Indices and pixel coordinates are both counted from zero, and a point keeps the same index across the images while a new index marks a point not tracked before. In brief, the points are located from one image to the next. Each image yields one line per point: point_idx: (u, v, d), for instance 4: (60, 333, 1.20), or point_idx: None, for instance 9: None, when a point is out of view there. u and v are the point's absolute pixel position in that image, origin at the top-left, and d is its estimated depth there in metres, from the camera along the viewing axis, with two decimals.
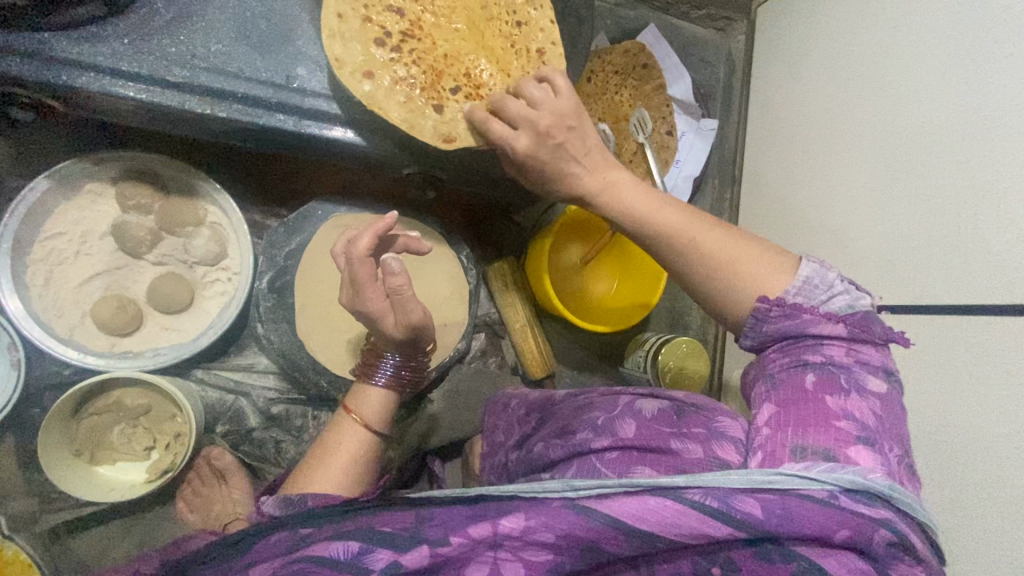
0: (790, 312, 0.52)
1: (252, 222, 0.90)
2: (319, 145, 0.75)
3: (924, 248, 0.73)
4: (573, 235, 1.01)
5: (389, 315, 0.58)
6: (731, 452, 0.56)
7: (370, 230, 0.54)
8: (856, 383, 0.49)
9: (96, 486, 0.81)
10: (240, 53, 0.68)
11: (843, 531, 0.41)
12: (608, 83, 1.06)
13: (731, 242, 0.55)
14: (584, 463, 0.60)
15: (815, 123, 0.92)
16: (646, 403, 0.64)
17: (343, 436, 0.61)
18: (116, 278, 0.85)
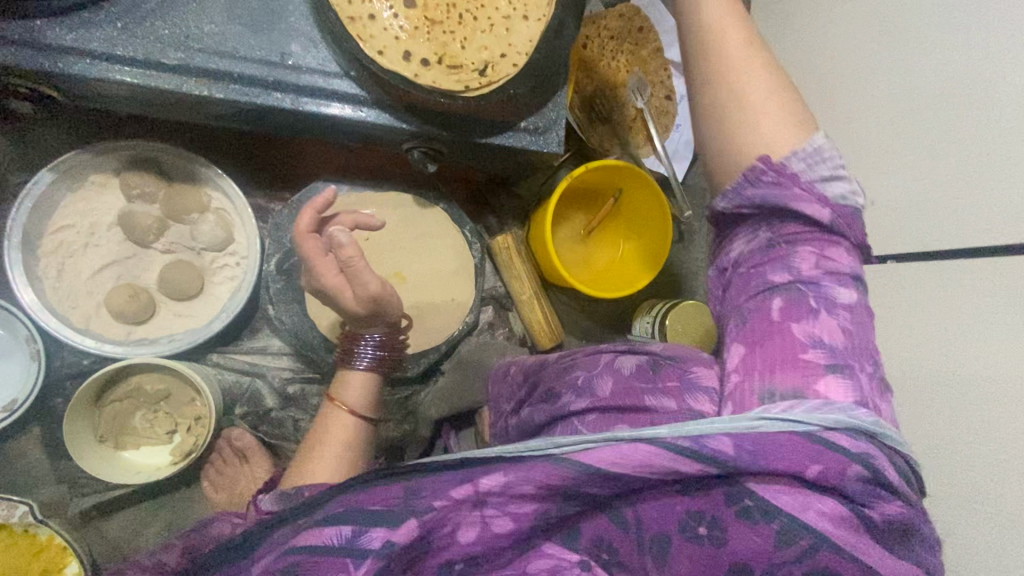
0: (784, 180, 0.56)
1: (257, 206, 0.90)
2: (318, 123, 0.75)
3: (954, 205, 0.70)
4: (573, 205, 1.02)
5: (347, 289, 0.64)
6: (706, 402, 0.57)
7: (309, 208, 0.63)
8: (826, 301, 0.53)
9: (122, 470, 0.83)
10: (233, 32, 0.68)
11: (815, 465, 0.44)
12: (604, 49, 1.05)
13: (775, 99, 0.58)
14: (566, 428, 0.61)
15: (821, 88, 0.89)
16: (626, 360, 0.64)
17: (331, 423, 0.67)
18: (126, 268, 0.86)
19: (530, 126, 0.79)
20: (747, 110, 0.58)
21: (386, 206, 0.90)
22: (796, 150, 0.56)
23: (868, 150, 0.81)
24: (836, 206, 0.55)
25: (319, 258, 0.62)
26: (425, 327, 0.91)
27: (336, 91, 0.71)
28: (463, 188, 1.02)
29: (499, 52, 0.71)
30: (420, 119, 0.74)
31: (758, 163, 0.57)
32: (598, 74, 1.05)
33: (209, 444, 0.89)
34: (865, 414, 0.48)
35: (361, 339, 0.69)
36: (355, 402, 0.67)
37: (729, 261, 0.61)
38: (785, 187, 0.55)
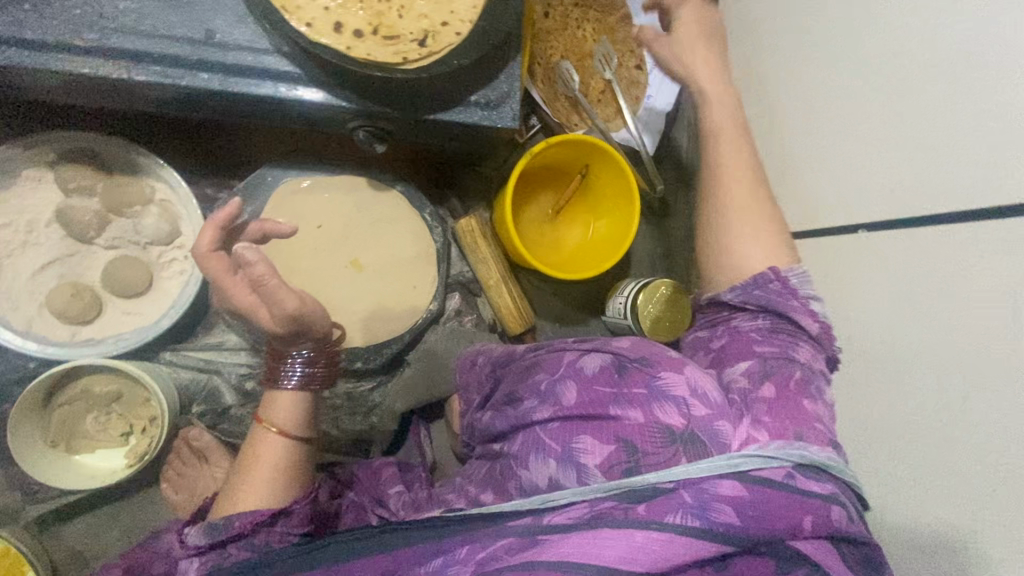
0: (786, 292, 0.63)
1: (204, 196, 0.87)
2: (254, 105, 0.70)
3: (922, 185, 0.60)
4: (541, 185, 0.98)
5: (259, 308, 0.65)
6: (672, 414, 0.55)
7: (208, 231, 0.66)
8: (817, 390, 0.59)
9: (74, 474, 0.81)
10: (150, 9, 0.63)
11: (809, 517, 0.49)
12: (568, 17, 1.00)
13: (769, 223, 0.67)
14: (527, 437, 0.60)
15: (797, 62, 0.79)
16: (589, 361, 0.62)
17: (262, 446, 0.71)
18: (69, 265, 0.82)
19: (481, 99, 0.74)
20: (755, 227, 0.67)
21: (339, 191, 0.86)
22: (794, 268, 0.64)
23: (838, 128, 0.71)
24: (819, 317, 0.62)
25: (225, 280, 0.64)
26: (387, 317, 0.89)
27: (269, 70, 0.66)
28: (424, 170, 0.97)
29: (440, 20, 0.66)
30: (361, 95, 0.70)
31: (768, 273, 0.64)
32: (562, 45, 1.00)
33: (167, 445, 0.86)
34: (841, 460, 0.54)
35: (287, 358, 0.71)
36: (283, 422, 0.71)
37: (722, 320, 0.66)
38: (784, 287, 0.63)
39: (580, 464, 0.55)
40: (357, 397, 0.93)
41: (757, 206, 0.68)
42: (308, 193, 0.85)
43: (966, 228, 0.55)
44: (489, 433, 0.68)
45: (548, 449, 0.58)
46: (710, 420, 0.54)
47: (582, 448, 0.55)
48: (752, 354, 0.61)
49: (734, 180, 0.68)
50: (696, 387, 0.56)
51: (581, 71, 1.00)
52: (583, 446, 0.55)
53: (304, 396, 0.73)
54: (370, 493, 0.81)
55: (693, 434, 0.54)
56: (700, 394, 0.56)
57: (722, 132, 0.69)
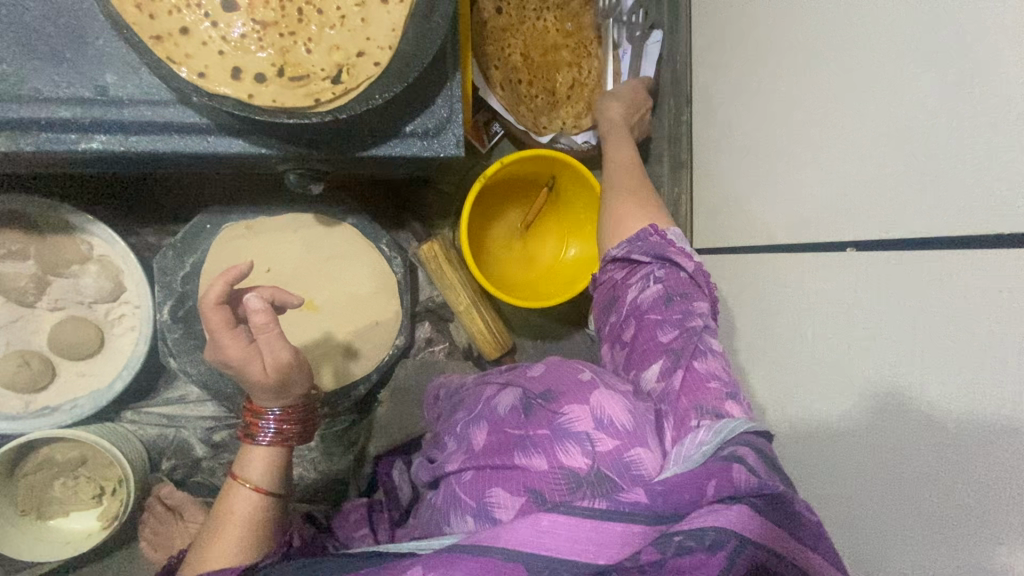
0: (664, 240, 0.68)
1: (146, 247, 0.82)
2: (167, 159, 0.64)
3: (900, 209, 0.54)
4: (508, 198, 0.90)
5: (254, 359, 0.64)
6: (576, 457, 0.49)
7: (220, 282, 0.62)
8: (707, 346, 0.60)
9: (47, 542, 0.79)
10: (29, 70, 0.56)
11: (712, 482, 0.45)
12: (524, 8, 0.89)
13: (644, 197, 0.76)
14: (444, 489, 0.54)
15: (785, 58, 0.71)
16: (503, 399, 0.57)
17: (234, 501, 0.69)
18: (14, 332, 0.78)
19: (419, 129, 0.67)
20: (644, 202, 0.74)
21: (285, 231, 0.81)
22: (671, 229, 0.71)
23: (823, 135, 0.64)
24: (695, 260, 0.67)
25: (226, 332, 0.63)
26: (351, 357, 0.84)
27: (172, 122, 0.60)
28: (380, 195, 0.91)
29: (355, 51, 0.58)
30: (280, 139, 0.63)
31: (650, 229, 0.70)
32: (523, 40, 0.90)
33: (140, 503, 0.84)
34: (725, 421, 0.52)
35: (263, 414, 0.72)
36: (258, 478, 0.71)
37: (629, 303, 0.67)
38: (663, 239, 0.68)
39: (493, 519, 0.48)
40: (328, 438, 0.90)
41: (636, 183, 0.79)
42: (252, 236, 0.80)
43: (951, 254, 0.48)
44: (419, 482, 0.62)
45: (463, 503, 0.51)
46: (621, 453, 0.50)
47: (494, 502, 0.49)
48: (662, 351, 0.60)
49: (620, 168, 0.81)
50: (601, 418, 0.51)
51: (546, 69, 0.91)
52: (496, 500, 0.49)
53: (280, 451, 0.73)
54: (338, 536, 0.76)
55: (601, 473, 0.49)
56: (604, 425, 0.51)
57: (611, 131, 0.85)
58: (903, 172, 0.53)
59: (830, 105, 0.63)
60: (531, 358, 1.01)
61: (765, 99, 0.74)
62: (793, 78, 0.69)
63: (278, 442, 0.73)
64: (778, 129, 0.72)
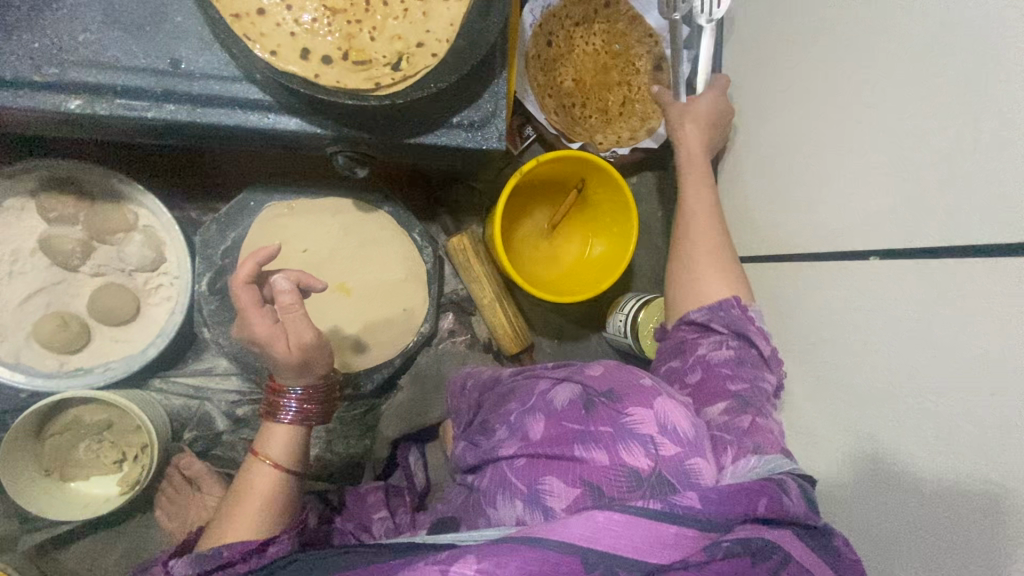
0: (746, 315, 0.69)
1: (188, 221, 0.85)
2: (226, 133, 0.67)
3: (906, 211, 0.57)
4: (537, 199, 0.94)
5: (279, 338, 0.64)
6: (639, 456, 0.51)
7: (252, 257, 0.65)
8: (768, 411, 0.63)
9: (69, 503, 0.81)
10: (111, 40, 0.60)
11: (763, 500, 0.49)
12: (574, 39, 0.94)
13: (719, 261, 0.75)
14: (494, 473, 0.57)
15: (794, 72, 0.75)
16: (560, 393, 0.59)
17: (256, 478, 0.70)
18: (55, 294, 0.81)
19: (464, 121, 0.70)
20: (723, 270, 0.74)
21: (324, 214, 0.84)
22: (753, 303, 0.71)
23: (832, 145, 0.67)
24: (770, 341, 0.68)
25: (254, 310, 0.63)
26: (377, 341, 0.87)
27: (238, 97, 0.63)
28: (415, 187, 0.94)
29: (415, 41, 0.62)
30: (334, 120, 0.66)
31: (732, 299, 0.70)
32: (574, 65, 0.95)
33: (159, 472, 0.85)
34: (773, 457, 0.56)
35: (285, 395, 0.70)
36: (277, 454, 0.70)
37: (695, 358, 0.68)
38: (744, 313, 0.69)
39: (545, 507, 0.51)
40: (348, 420, 0.92)
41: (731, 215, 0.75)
42: (292, 217, 0.83)
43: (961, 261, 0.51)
44: (459, 464, 0.64)
45: (514, 488, 0.54)
46: (682, 459, 0.51)
47: (548, 490, 0.52)
48: (728, 394, 0.63)
49: (703, 218, 0.79)
50: (665, 424, 0.53)
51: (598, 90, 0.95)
52: (549, 488, 0.52)
53: (301, 430, 0.72)
54: (355, 519, 0.78)
55: (661, 476, 0.51)
56: (668, 431, 0.53)
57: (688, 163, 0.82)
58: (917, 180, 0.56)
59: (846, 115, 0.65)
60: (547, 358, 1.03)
61: (780, 114, 0.77)
62: (805, 90, 0.72)
63: (297, 420, 0.72)
64: (794, 142, 0.75)
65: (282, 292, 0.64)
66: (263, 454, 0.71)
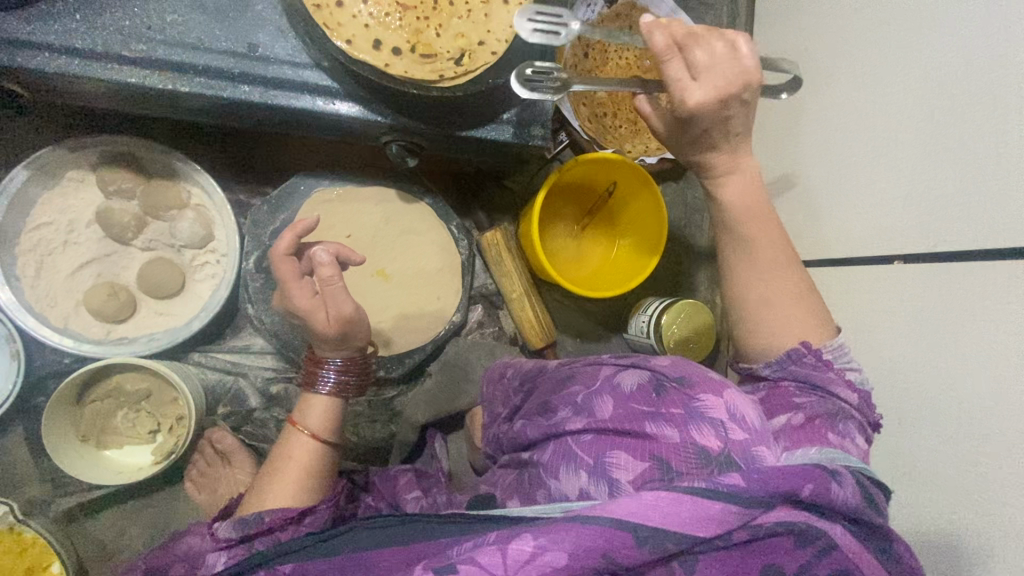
0: (819, 362, 0.60)
1: (237, 202, 0.89)
2: (291, 117, 0.72)
3: (958, 212, 0.63)
4: (568, 201, 0.98)
5: (320, 311, 0.67)
6: (711, 437, 0.52)
7: (290, 234, 0.67)
8: (853, 440, 0.55)
9: (105, 469, 0.83)
10: (196, 23, 0.65)
11: (809, 484, 0.47)
12: (607, 56, 0.99)
13: (786, 303, 0.63)
14: (557, 447, 0.59)
15: (832, 93, 0.81)
16: (627, 377, 0.60)
17: (293, 447, 0.71)
18: (106, 265, 0.84)
19: (514, 118, 0.75)
20: (788, 316, 0.62)
21: (369, 202, 0.88)
22: (826, 345, 0.61)
23: (876, 159, 0.73)
24: (856, 388, 0.59)
25: (294, 281, 0.65)
26: (410, 328, 0.90)
27: (307, 82, 0.68)
28: (451, 182, 0.99)
29: (477, 39, 0.67)
30: (395, 110, 0.71)
31: (801, 347, 0.60)
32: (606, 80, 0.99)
33: (192, 445, 0.88)
34: (829, 450, 0.52)
35: (323, 364, 0.73)
36: (316, 425, 0.71)
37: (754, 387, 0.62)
38: (817, 358, 0.59)
39: (611, 479, 0.53)
40: (375, 404, 0.94)
41: (780, 258, 0.63)
42: (338, 202, 0.87)
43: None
44: (517, 442, 0.66)
45: (580, 461, 0.56)
46: (750, 446, 0.52)
47: (614, 463, 0.54)
48: (793, 407, 0.57)
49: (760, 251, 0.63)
50: (735, 411, 0.53)
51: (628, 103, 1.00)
52: (616, 461, 0.54)
53: (338, 403, 0.74)
54: (386, 498, 0.80)
55: (731, 459, 0.51)
56: (738, 418, 0.53)
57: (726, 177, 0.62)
58: (949, 182, 0.64)
59: (881, 128, 0.73)
60: (569, 355, 1.06)
61: (817, 130, 0.84)
62: (844, 108, 0.79)
63: (335, 394, 0.74)
64: (830, 154, 0.81)
65: (322, 265, 0.66)
66: (301, 425, 0.73)
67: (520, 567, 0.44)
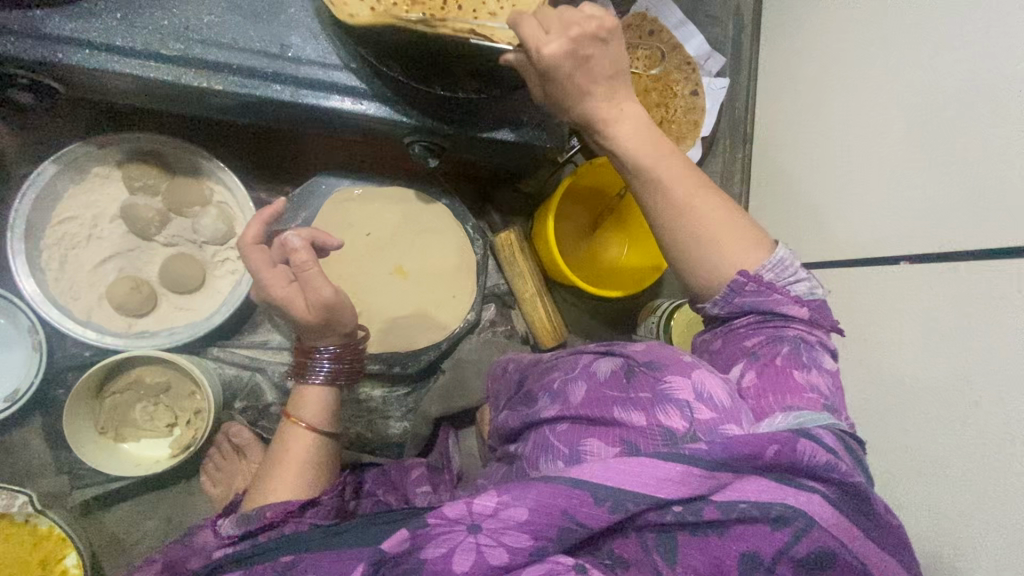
0: (763, 288, 0.59)
1: (258, 200, 0.91)
2: (319, 116, 0.74)
3: (947, 212, 0.67)
4: (577, 202, 1.00)
5: (298, 296, 0.68)
6: (676, 418, 0.52)
7: (255, 225, 0.69)
8: (816, 361, 0.56)
9: (122, 461, 0.83)
10: (231, 23, 0.67)
11: (773, 446, 0.47)
12: None
13: (716, 236, 0.60)
14: (536, 437, 0.60)
15: (831, 103, 0.87)
16: (602, 365, 0.61)
17: (290, 441, 0.72)
18: (129, 260, 0.85)
19: (532, 121, 0.77)
20: (719, 244, 0.60)
21: (388, 202, 0.90)
22: (766, 263, 0.59)
23: (871, 164, 0.78)
24: (804, 302, 0.59)
25: (264, 268, 0.67)
26: (425, 326, 0.91)
27: (337, 83, 0.70)
28: (466, 184, 1.01)
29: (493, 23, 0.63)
30: (421, 110, 0.73)
31: (740, 278, 0.59)
32: None
33: (208, 439, 0.89)
34: (806, 411, 0.52)
35: (313, 353, 0.74)
36: (311, 417, 0.72)
37: (714, 343, 0.62)
38: (761, 289, 0.59)
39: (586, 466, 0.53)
40: (390, 401, 0.96)
41: (703, 192, 0.60)
42: (358, 202, 0.88)
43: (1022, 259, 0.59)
44: (505, 432, 0.68)
45: (557, 450, 0.56)
46: (716, 424, 0.51)
47: (588, 451, 0.54)
48: (747, 354, 0.58)
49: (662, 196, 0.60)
50: (702, 391, 0.53)
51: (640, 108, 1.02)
52: (589, 449, 0.54)
53: (331, 391, 0.75)
54: (398, 491, 0.82)
55: (697, 436, 0.51)
56: (705, 397, 0.53)
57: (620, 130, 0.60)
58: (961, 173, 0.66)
59: (888, 127, 0.76)
60: None
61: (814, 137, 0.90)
62: (844, 116, 0.84)
63: (328, 382, 0.75)
64: (835, 154, 0.85)
65: (295, 250, 0.67)
66: (295, 417, 0.74)
67: (486, 519, 0.46)
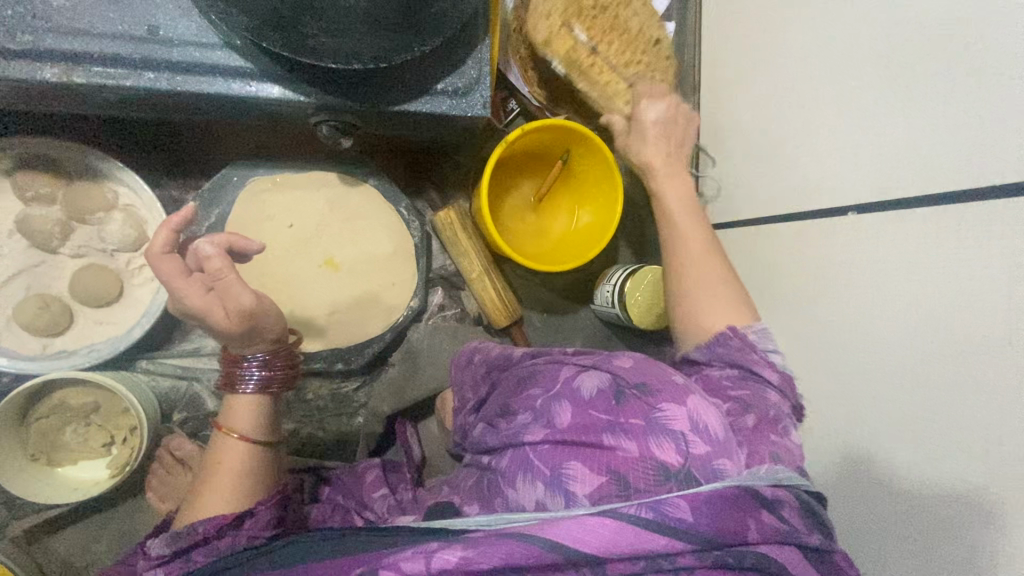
0: (744, 347, 0.61)
1: (170, 198, 0.84)
2: (209, 103, 0.67)
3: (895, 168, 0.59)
4: (522, 171, 0.95)
5: (217, 308, 0.60)
6: (671, 452, 0.50)
7: (162, 230, 0.59)
8: (780, 419, 0.57)
9: (60, 487, 0.80)
10: (86, 5, 0.59)
11: (752, 524, 0.45)
12: None
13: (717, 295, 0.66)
14: (514, 454, 0.56)
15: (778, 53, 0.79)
16: (586, 381, 0.57)
17: (222, 454, 0.66)
18: (35, 277, 0.79)
19: (450, 87, 0.70)
20: (721, 302, 0.65)
21: (311, 190, 0.84)
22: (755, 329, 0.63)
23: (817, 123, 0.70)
24: (778, 370, 0.60)
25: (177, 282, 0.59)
26: (366, 319, 0.86)
27: (219, 63, 0.63)
28: (399, 163, 0.95)
29: None
30: (319, 89, 0.66)
31: (728, 331, 0.63)
32: None
33: (151, 454, 0.85)
34: (782, 467, 0.51)
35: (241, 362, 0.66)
36: (245, 427, 0.66)
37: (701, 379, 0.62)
38: (743, 344, 0.61)
39: (567, 493, 0.50)
40: (341, 397, 0.93)
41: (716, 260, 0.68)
42: (277, 194, 0.83)
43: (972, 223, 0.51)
44: (478, 445, 0.64)
45: (537, 471, 0.53)
46: (711, 459, 0.50)
47: (571, 475, 0.51)
48: (728, 400, 0.58)
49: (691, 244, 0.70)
50: (697, 421, 0.51)
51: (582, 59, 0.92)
52: (572, 473, 0.51)
53: (264, 400, 0.68)
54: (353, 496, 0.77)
55: (690, 474, 0.49)
56: (700, 429, 0.51)
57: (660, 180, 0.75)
58: (962, 102, 0.53)
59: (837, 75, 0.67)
60: (538, 332, 1.04)
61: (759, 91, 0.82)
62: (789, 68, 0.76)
63: (261, 390, 0.68)
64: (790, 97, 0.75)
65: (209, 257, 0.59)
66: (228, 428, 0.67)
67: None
